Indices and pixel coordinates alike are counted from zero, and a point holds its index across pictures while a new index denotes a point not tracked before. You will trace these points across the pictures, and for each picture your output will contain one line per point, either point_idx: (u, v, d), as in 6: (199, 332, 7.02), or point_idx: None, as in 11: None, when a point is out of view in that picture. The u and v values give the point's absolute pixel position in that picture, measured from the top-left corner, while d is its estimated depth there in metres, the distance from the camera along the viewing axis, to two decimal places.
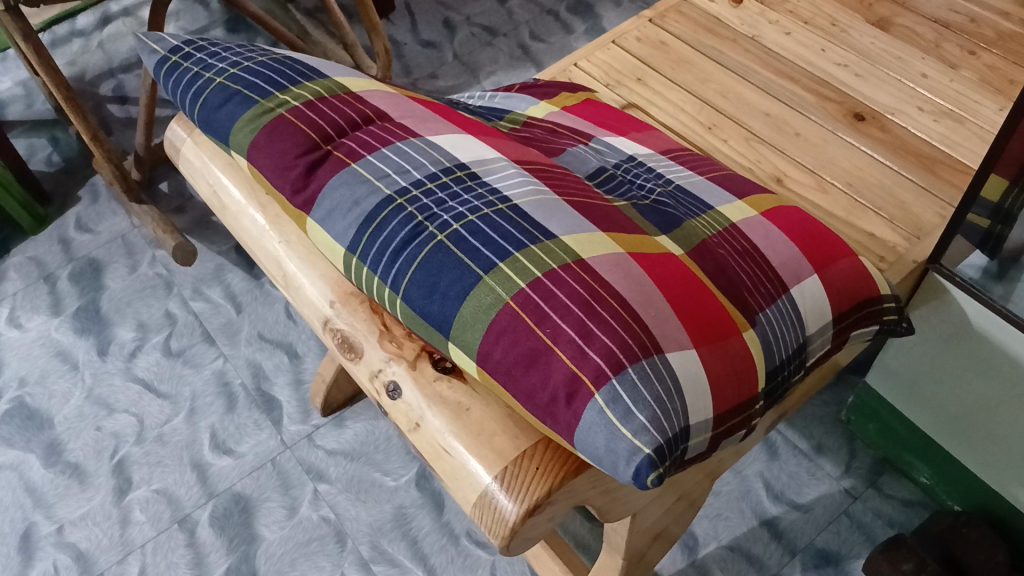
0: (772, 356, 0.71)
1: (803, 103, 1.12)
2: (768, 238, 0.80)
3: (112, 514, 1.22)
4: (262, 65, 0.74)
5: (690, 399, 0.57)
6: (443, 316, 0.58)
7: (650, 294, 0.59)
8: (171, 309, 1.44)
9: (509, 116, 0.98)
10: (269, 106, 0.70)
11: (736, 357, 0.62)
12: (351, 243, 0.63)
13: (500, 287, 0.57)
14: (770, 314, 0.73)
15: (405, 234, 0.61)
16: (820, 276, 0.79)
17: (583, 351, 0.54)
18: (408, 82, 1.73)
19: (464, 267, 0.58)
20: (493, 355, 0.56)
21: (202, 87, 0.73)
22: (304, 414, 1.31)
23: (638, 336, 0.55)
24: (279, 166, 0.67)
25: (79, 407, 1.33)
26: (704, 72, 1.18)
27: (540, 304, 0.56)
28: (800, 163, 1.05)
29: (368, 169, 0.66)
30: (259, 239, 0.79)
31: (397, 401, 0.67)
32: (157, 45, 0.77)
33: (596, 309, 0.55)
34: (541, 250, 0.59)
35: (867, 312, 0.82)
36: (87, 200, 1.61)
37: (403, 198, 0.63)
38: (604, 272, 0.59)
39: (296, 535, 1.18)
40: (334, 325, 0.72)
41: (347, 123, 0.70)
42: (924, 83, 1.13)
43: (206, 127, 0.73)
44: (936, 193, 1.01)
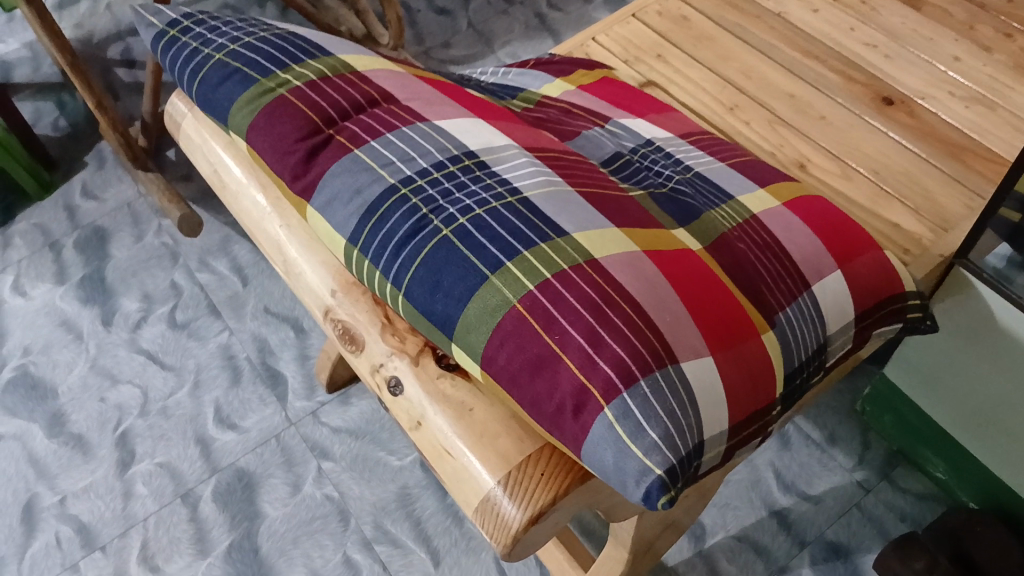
0: (791, 360, 0.69)
1: (829, 84, 1.08)
2: (789, 230, 0.77)
3: (115, 486, 1.21)
4: (263, 41, 0.71)
5: (705, 410, 0.54)
6: (446, 316, 0.56)
7: (665, 296, 0.57)
8: (176, 280, 1.42)
9: (522, 95, 0.95)
10: (269, 86, 0.67)
11: (755, 361, 0.60)
12: (352, 235, 0.61)
13: (506, 288, 0.54)
14: (790, 315, 0.70)
15: (409, 227, 0.59)
16: (842, 271, 0.76)
17: (593, 361, 0.51)
18: (421, 51, 1.69)
19: (469, 266, 0.55)
20: (498, 359, 0.54)
21: (201, 64, 0.70)
22: (309, 390, 1.29)
23: (651, 345, 0.52)
24: (278, 151, 0.65)
25: (83, 378, 1.32)
26: (727, 49, 1.14)
27: (549, 307, 0.53)
28: (824, 149, 1.01)
29: (370, 156, 0.63)
30: (261, 222, 0.77)
31: (399, 398, 0.65)
32: (154, 19, 0.74)
33: (607, 314, 0.53)
34: (551, 249, 0.56)
35: (890, 310, 0.79)
36: (93, 166, 1.59)
37: (407, 188, 0.61)
38: (616, 273, 0.56)
39: (299, 513, 1.17)
40: (335, 315, 0.70)
41: (350, 105, 0.68)
42: (956, 66, 1.09)
43: (204, 105, 0.70)
44: (965, 182, 0.97)
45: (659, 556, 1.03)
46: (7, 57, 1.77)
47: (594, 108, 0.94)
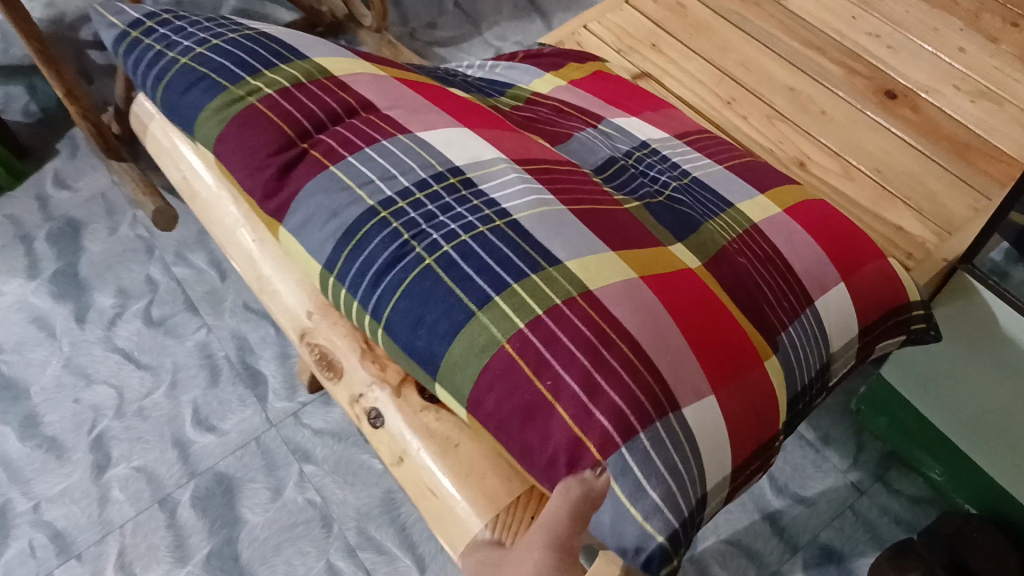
0: (794, 381, 0.65)
1: (830, 77, 1.04)
2: (791, 240, 0.73)
3: (90, 491, 1.17)
4: (233, 44, 0.66)
5: (709, 458, 0.53)
6: (430, 355, 0.52)
7: (664, 330, 0.54)
8: (152, 274, 1.37)
9: (512, 91, 0.90)
10: (238, 94, 0.63)
11: (760, 393, 0.57)
12: (328, 261, 0.57)
13: (495, 327, 0.51)
14: (794, 333, 0.67)
15: (389, 255, 0.55)
16: (845, 284, 0.72)
17: (588, 411, 0.49)
18: (405, 31, 1.62)
19: (455, 299, 0.53)
20: (485, 404, 0.51)
21: (165, 68, 0.65)
22: (290, 390, 1.25)
23: (650, 391, 0.51)
24: (248, 166, 0.60)
25: (56, 377, 1.28)
26: (724, 39, 1.09)
27: (541, 349, 0.51)
28: (825, 146, 0.97)
29: (347, 174, 0.59)
30: (232, 234, 0.72)
31: (379, 430, 0.62)
32: (115, 18, 0.69)
33: (603, 357, 0.51)
34: (542, 280, 0.54)
35: (894, 321, 0.76)
36: (65, 154, 1.53)
37: (387, 210, 0.57)
38: (613, 307, 0.54)
39: (281, 518, 1.14)
40: (312, 339, 0.66)
41: (326, 115, 0.63)
42: (961, 58, 1.05)
43: (170, 113, 0.65)
44: (970, 182, 0.94)
45: None
46: None
47: (587, 106, 0.90)
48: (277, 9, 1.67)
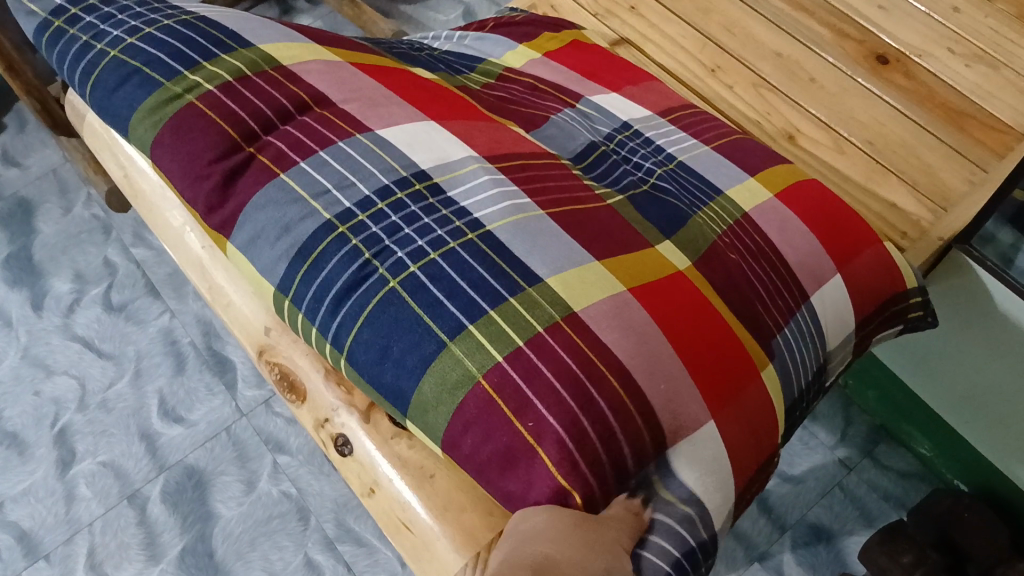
0: (790, 388, 0.61)
1: (819, 40, 0.98)
2: (785, 229, 0.68)
3: (56, 489, 1.13)
4: (167, 31, 0.60)
5: (710, 496, 0.51)
6: (398, 389, 0.49)
7: (656, 356, 0.51)
8: (111, 257, 1.31)
9: (482, 68, 0.84)
10: (175, 92, 0.57)
11: (759, 412, 0.55)
12: (282, 283, 0.53)
13: (470, 360, 0.47)
14: (789, 335, 0.62)
15: (349, 278, 0.51)
16: (842, 275, 0.68)
17: (571, 456, 0.46)
18: None
19: (423, 329, 0.49)
20: (462, 446, 0.47)
21: (94, 62, 0.59)
22: (260, 377, 1.20)
23: (632, 430, 0.48)
24: (188, 175, 0.55)
25: (14, 369, 1.22)
26: (706, 0, 1.03)
27: (521, 386, 0.47)
28: (814, 117, 0.92)
29: (299, 181, 0.54)
30: (180, 240, 0.67)
31: (349, 458, 0.58)
32: (37, 6, 0.63)
33: (589, 394, 0.47)
34: (522, 303, 0.50)
35: (891, 312, 0.72)
36: (13, 129, 1.45)
37: (346, 225, 0.52)
38: (600, 332, 0.50)
39: (255, 512, 1.10)
40: (272, 357, 0.61)
41: (274, 113, 0.58)
42: (955, 18, 1.00)
43: (101, 112, 0.59)
44: (967, 155, 0.89)
45: None
46: None
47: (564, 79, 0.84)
48: None
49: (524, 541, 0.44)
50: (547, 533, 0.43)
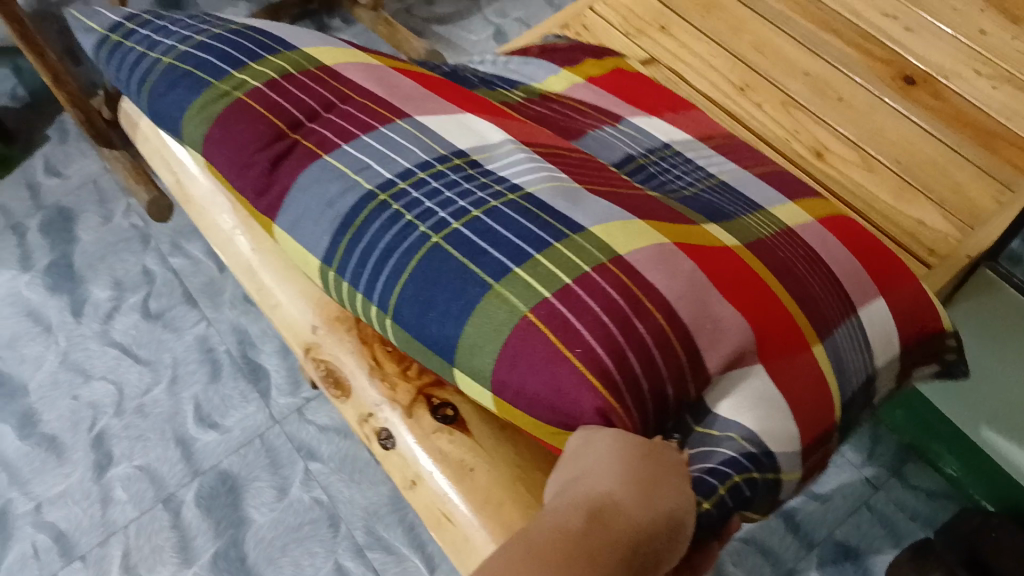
0: (843, 389, 0.60)
1: (848, 61, 1.00)
2: (828, 246, 0.70)
3: (92, 492, 1.16)
4: (217, 39, 0.63)
5: (764, 427, 0.53)
6: (442, 338, 0.50)
7: (700, 299, 0.53)
8: (148, 265, 1.34)
9: (523, 87, 0.85)
10: (223, 90, 0.59)
11: (808, 371, 0.57)
12: (326, 254, 0.55)
13: (516, 298, 0.49)
14: (844, 332, 0.61)
15: (391, 238, 0.53)
16: (885, 298, 0.68)
17: (615, 379, 0.47)
18: (401, 7, 1.57)
19: (468, 275, 0.51)
20: (509, 381, 0.49)
21: (148, 69, 0.62)
22: (293, 385, 1.22)
23: (670, 358, 0.50)
24: (237, 163, 0.58)
25: (53, 374, 1.25)
26: (738, 20, 1.05)
27: (568, 317, 0.49)
28: (843, 135, 0.94)
29: (343, 161, 0.57)
30: (230, 246, 0.71)
31: (391, 452, 0.61)
32: (91, 22, 0.65)
33: (632, 325, 0.49)
34: (568, 248, 0.52)
35: (929, 350, 0.71)
36: (55, 139, 1.48)
37: (386, 193, 0.55)
38: (644, 273, 0.52)
39: (287, 518, 1.12)
40: (319, 355, 0.66)
41: (317, 103, 0.60)
42: (982, 41, 1.01)
43: (154, 117, 0.61)
44: (994, 174, 0.91)
45: None
46: None
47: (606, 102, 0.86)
48: None
49: (590, 460, 0.45)
50: (612, 455, 0.45)
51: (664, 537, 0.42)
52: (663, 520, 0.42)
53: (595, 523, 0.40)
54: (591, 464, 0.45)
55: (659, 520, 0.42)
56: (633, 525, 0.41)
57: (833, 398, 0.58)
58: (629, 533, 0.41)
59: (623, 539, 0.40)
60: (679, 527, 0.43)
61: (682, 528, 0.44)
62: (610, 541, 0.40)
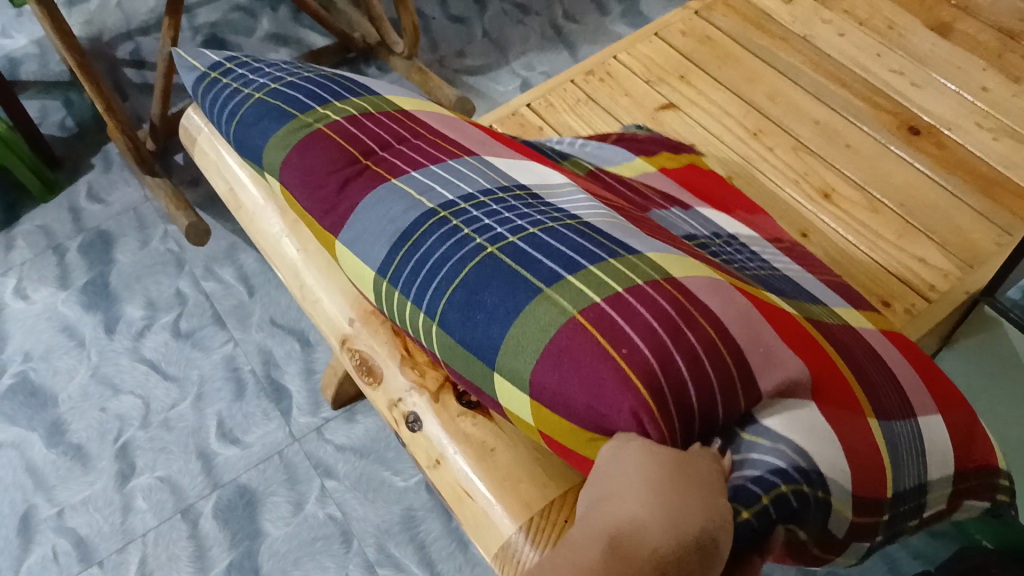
0: (900, 482, 0.53)
1: (856, 111, 1.06)
2: (883, 348, 0.69)
3: (113, 500, 1.19)
4: (306, 81, 0.67)
5: (818, 448, 0.45)
6: (488, 343, 0.47)
7: (756, 321, 0.48)
8: (181, 287, 1.40)
9: (572, 161, 0.85)
10: (306, 121, 0.62)
11: (864, 432, 0.51)
12: (383, 265, 0.54)
13: (566, 301, 0.46)
14: (900, 422, 0.57)
15: (448, 249, 0.51)
16: (942, 419, 0.64)
17: (656, 378, 0.42)
18: (435, 59, 1.65)
19: (520, 281, 0.48)
20: (547, 385, 0.45)
21: (240, 103, 0.65)
22: (314, 406, 1.26)
23: (724, 368, 0.44)
24: (310, 185, 0.59)
25: (83, 386, 1.30)
26: (752, 71, 1.11)
27: (615, 319, 0.45)
28: (851, 178, 0.99)
29: (409, 185, 0.57)
30: (275, 246, 0.76)
31: (417, 434, 0.64)
32: (196, 62, 0.72)
33: (684, 331, 0.44)
34: (624, 264, 0.49)
35: (983, 483, 0.65)
36: (99, 167, 1.56)
37: (447, 210, 0.54)
38: (697, 291, 0.48)
39: (301, 532, 1.15)
40: (352, 345, 0.70)
41: (391, 138, 0.63)
42: (984, 97, 1.07)
43: (240, 147, 0.65)
44: (994, 219, 0.95)
45: None
46: (14, 53, 1.75)
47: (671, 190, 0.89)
48: (309, 33, 1.71)
49: (615, 486, 0.40)
50: (640, 471, 0.40)
51: (693, 564, 0.37)
52: (690, 542, 0.37)
53: (606, 570, 0.35)
54: (614, 493, 0.40)
55: (685, 544, 0.37)
56: (652, 563, 0.36)
57: (887, 472, 0.52)
58: (646, 574, 0.35)
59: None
60: (711, 550, 0.38)
61: (716, 548, 0.38)
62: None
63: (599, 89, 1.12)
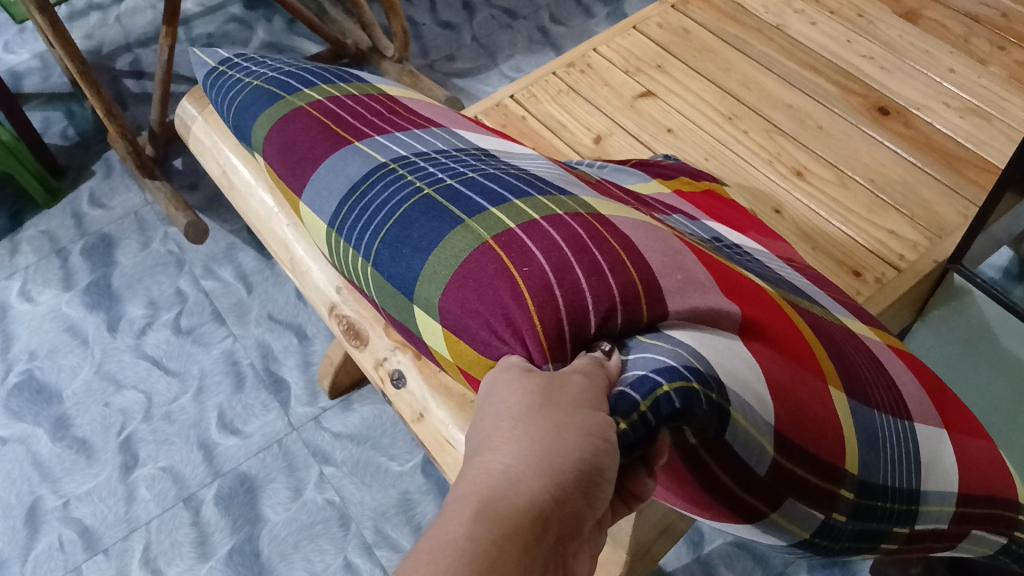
0: (874, 471, 0.52)
1: (827, 95, 1.10)
2: (883, 350, 0.69)
3: (118, 490, 1.21)
4: (302, 71, 0.71)
5: (720, 364, 0.44)
6: (409, 274, 0.50)
7: (679, 256, 0.50)
8: (181, 286, 1.44)
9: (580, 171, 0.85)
10: (292, 101, 0.65)
11: (824, 401, 0.51)
12: (331, 217, 0.57)
13: (482, 227, 0.48)
14: (886, 420, 0.56)
15: (389, 193, 0.54)
16: (947, 432, 0.63)
17: (549, 287, 0.44)
18: (426, 63, 1.70)
19: (445, 212, 0.50)
20: (456, 306, 0.47)
21: (239, 89, 0.68)
22: (311, 395, 1.30)
23: (626, 282, 0.45)
24: (285, 154, 0.61)
25: (87, 382, 1.33)
26: (726, 60, 1.16)
27: (524, 242, 0.47)
28: (822, 157, 1.03)
29: (371, 146, 0.59)
30: (267, 221, 0.80)
31: (401, 390, 0.69)
32: (209, 59, 0.77)
33: (589, 250, 0.46)
34: (550, 201, 0.52)
35: (996, 514, 0.63)
36: (101, 174, 1.61)
37: (397, 163, 0.57)
38: (620, 226, 0.51)
39: (300, 517, 1.17)
40: (339, 312, 0.74)
41: (359, 110, 0.65)
42: (951, 78, 1.11)
43: (236, 130, 0.67)
44: (960, 192, 0.99)
45: (657, 560, 0.89)
46: (19, 68, 1.81)
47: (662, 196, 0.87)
48: (303, 42, 1.76)
49: (488, 428, 0.37)
50: (513, 415, 0.37)
51: (575, 498, 0.35)
52: (573, 475, 0.35)
53: (487, 516, 0.32)
54: (486, 432, 0.37)
55: (567, 478, 0.35)
56: (536, 502, 0.33)
57: (850, 452, 0.50)
58: (529, 518, 0.33)
59: (525, 524, 0.32)
60: (594, 481, 0.36)
61: (599, 478, 0.36)
62: (511, 529, 0.32)
63: (579, 80, 1.17)
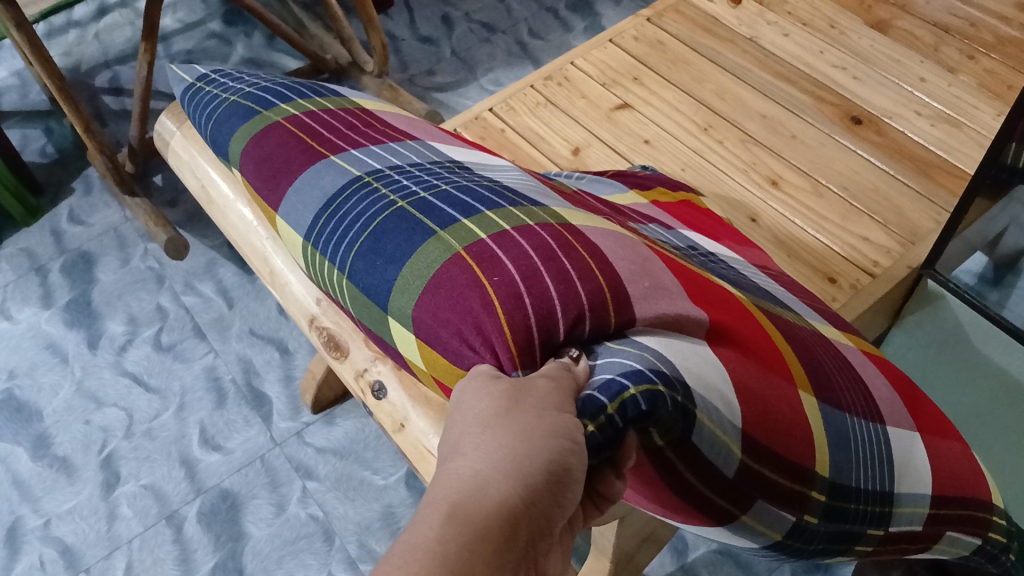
0: (845, 473, 0.53)
1: (800, 105, 1.11)
2: (856, 355, 0.70)
3: (99, 508, 1.20)
4: (278, 86, 0.71)
5: (685, 367, 0.45)
6: (383, 285, 0.50)
7: (650, 265, 0.51)
8: (162, 302, 1.44)
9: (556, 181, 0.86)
10: (268, 116, 0.65)
11: (792, 405, 0.51)
12: (307, 231, 0.58)
13: (454, 238, 0.49)
14: (857, 422, 0.57)
15: (363, 206, 0.54)
16: (920, 436, 0.64)
17: (518, 295, 0.45)
18: (405, 77, 1.71)
19: (418, 224, 0.51)
20: (428, 316, 0.47)
21: (216, 105, 0.69)
22: (294, 410, 1.29)
23: (595, 289, 0.46)
24: (261, 167, 0.61)
25: (67, 401, 1.33)
26: (701, 72, 1.17)
27: (495, 251, 0.47)
28: (796, 166, 1.04)
29: (345, 160, 0.60)
30: (246, 234, 0.80)
31: (381, 401, 0.69)
32: (185, 74, 0.77)
33: (558, 258, 0.47)
34: (521, 213, 0.52)
35: (970, 514, 0.64)
36: (80, 191, 1.61)
37: (371, 176, 0.57)
38: (590, 235, 0.51)
39: (284, 533, 1.17)
40: (320, 324, 0.75)
41: (333, 123, 0.66)
42: (922, 87, 1.13)
43: (213, 145, 0.67)
44: (932, 198, 1.00)
45: (642, 566, 0.89)
46: None
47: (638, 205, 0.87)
48: (283, 57, 1.76)
49: (457, 436, 0.38)
50: (481, 423, 0.38)
51: (544, 500, 0.35)
52: (540, 476, 0.35)
53: (457, 518, 0.32)
54: (455, 440, 0.37)
55: (536, 479, 0.35)
56: (505, 504, 0.34)
57: (820, 454, 0.51)
58: (498, 520, 0.33)
59: (494, 526, 0.33)
60: (563, 482, 0.37)
61: (567, 478, 0.37)
62: (480, 531, 0.32)
63: (556, 92, 1.18)
